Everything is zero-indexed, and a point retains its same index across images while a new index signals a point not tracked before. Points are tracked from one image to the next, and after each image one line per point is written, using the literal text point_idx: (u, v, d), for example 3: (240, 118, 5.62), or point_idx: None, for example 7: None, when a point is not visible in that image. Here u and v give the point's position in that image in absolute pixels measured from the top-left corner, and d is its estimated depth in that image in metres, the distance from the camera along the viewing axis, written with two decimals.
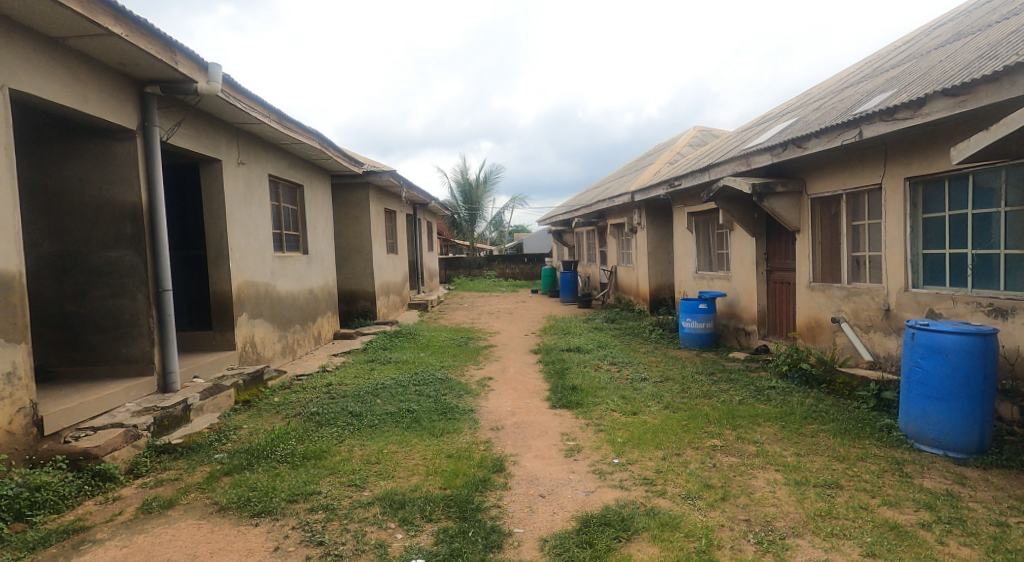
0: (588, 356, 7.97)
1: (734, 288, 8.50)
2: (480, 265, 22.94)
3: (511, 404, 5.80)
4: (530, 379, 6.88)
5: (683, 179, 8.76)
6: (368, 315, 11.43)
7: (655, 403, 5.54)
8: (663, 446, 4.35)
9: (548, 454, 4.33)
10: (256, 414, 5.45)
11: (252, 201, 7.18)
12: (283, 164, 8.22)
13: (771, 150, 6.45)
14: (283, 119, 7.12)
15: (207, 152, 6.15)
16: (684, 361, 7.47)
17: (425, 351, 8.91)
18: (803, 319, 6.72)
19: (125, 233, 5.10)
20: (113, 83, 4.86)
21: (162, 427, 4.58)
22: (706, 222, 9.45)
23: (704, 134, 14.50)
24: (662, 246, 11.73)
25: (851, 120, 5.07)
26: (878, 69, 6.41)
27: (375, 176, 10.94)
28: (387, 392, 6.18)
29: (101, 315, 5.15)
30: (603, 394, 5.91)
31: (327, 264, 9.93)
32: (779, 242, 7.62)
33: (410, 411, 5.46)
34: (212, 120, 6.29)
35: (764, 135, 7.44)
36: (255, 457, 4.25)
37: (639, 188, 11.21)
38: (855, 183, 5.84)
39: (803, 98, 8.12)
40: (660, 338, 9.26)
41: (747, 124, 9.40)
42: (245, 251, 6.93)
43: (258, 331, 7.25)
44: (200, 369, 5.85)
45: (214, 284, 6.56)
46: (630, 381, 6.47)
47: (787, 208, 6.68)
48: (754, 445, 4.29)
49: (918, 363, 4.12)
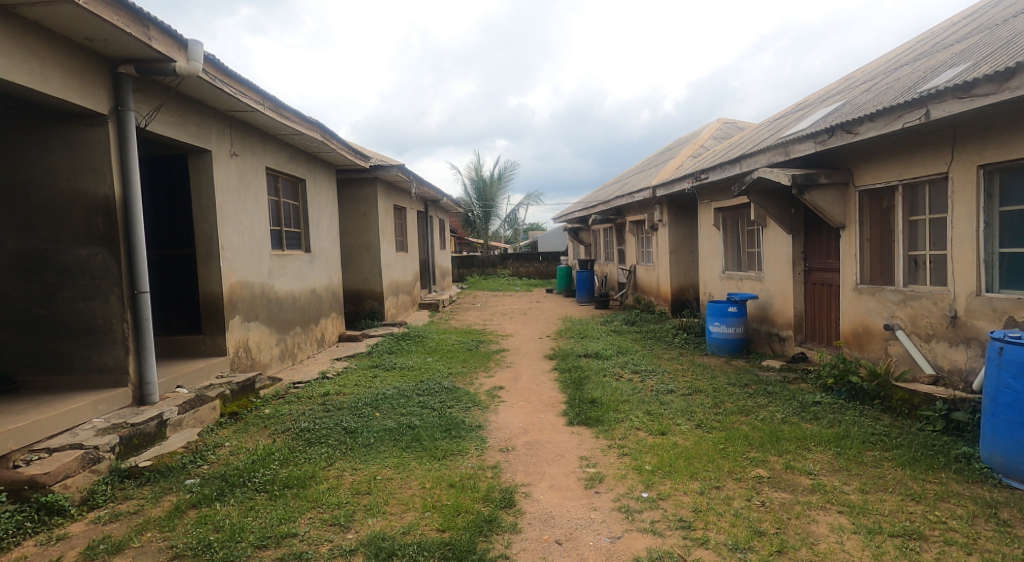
0: (608, 363, 7.37)
1: (767, 289, 7.85)
2: (493, 264, 22.37)
3: (524, 419, 5.22)
4: (544, 390, 6.30)
5: (711, 172, 8.18)
6: (376, 316, 10.93)
7: (686, 421, 4.93)
8: (700, 477, 3.74)
9: (566, 486, 3.73)
10: (242, 429, 4.91)
11: (247, 195, 6.67)
12: (282, 156, 7.70)
13: (815, 137, 5.89)
14: (279, 107, 6.60)
15: (194, 141, 5.63)
16: (714, 371, 6.85)
17: (432, 355, 8.36)
18: (848, 326, 6.14)
19: (96, 229, 4.58)
20: (79, 60, 4.32)
21: (131, 447, 4.03)
22: (734, 218, 8.81)
23: (728, 126, 13.83)
24: (685, 244, 11.07)
25: (917, 99, 4.53)
26: (939, 45, 5.80)
27: (384, 170, 10.37)
28: (388, 403, 5.63)
29: (72, 320, 4.61)
30: (626, 409, 5.32)
31: (333, 262, 9.43)
32: (818, 239, 6.98)
33: (410, 427, 4.90)
34: (199, 106, 5.77)
35: (804, 122, 6.82)
36: (230, 486, 3.69)
37: (661, 181, 10.61)
38: (913, 173, 5.21)
39: (845, 82, 7.49)
40: (684, 343, 8.64)
41: (780, 112, 8.80)
42: (239, 249, 6.43)
43: (254, 335, 6.75)
44: (184, 378, 5.32)
45: (204, 284, 6.04)
46: (656, 393, 5.85)
47: (830, 201, 6.12)
48: (809, 478, 3.67)
49: (1006, 384, 3.49)
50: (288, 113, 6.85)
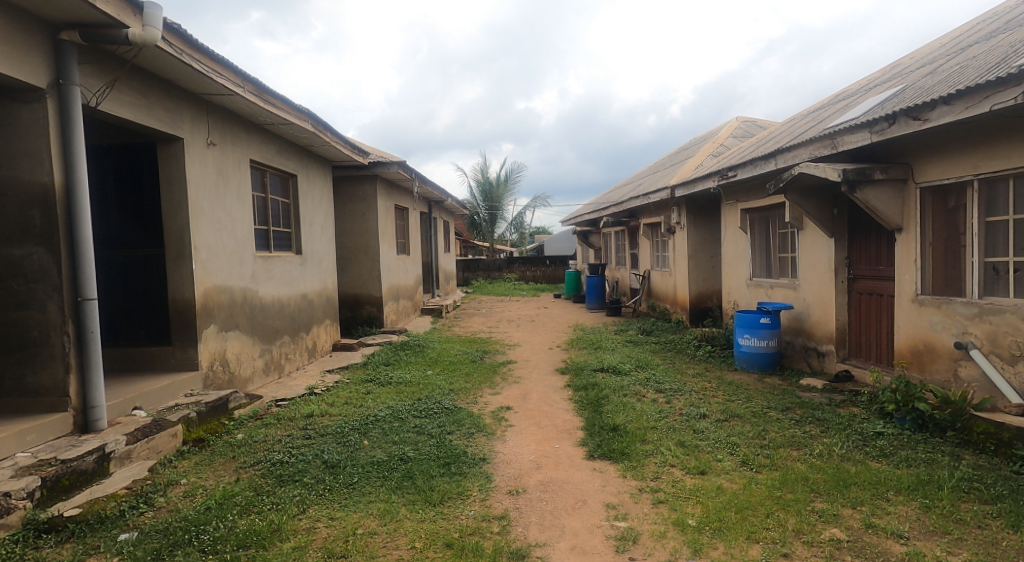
0: (627, 380, 6.61)
1: (803, 299, 7.09)
2: (499, 267, 21.61)
3: (535, 450, 4.48)
4: (558, 412, 5.56)
5: (740, 169, 7.44)
6: (374, 322, 10.20)
7: (728, 457, 4.17)
8: (760, 539, 3.04)
9: (593, 549, 3.06)
10: (205, 461, 4.17)
11: (227, 189, 5.97)
12: (270, 148, 7.00)
13: (870, 126, 5.19)
14: (263, 92, 5.90)
15: (161, 126, 4.94)
16: (749, 392, 6.08)
17: (433, 368, 7.63)
18: (907, 342, 5.44)
19: (33, 224, 3.87)
20: (11, 22, 3.62)
21: (58, 490, 3.31)
22: (764, 219, 8.05)
23: (748, 125, 13.06)
24: (706, 248, 10.30)
25: (1016, 74, 3.89)
26: (1013, 23, 5.11)
27: (383, 168, 9.62)
28: (379, 428, 4.90)
29: (4, 333, 3.90)
30: (655, 439, 4.57)
31: (327, 264, 8.71)
32: (865, 243, 6.24)
33: (403, 461, 4.16)
34: (168, 88, 5.08)
35: (851, 111, 6.10)
36: (171, 546, 2.98)
37: (680, 180, 9.89)
38: (996, 165, 4.57)
39: (893, 70, 6.78)
40: (709, 357, 7.86)
41: (814, 105, 8.09)
42: (216, 249, 5.72)
43: (233, 346, 6.01)
44: (143, 399, 4.60)
45: (174, 289, 5.33)
46: (686, 419, 5.10)
47: (886, 200, 5.44)
48: (900, 544, 2.99)
49: None
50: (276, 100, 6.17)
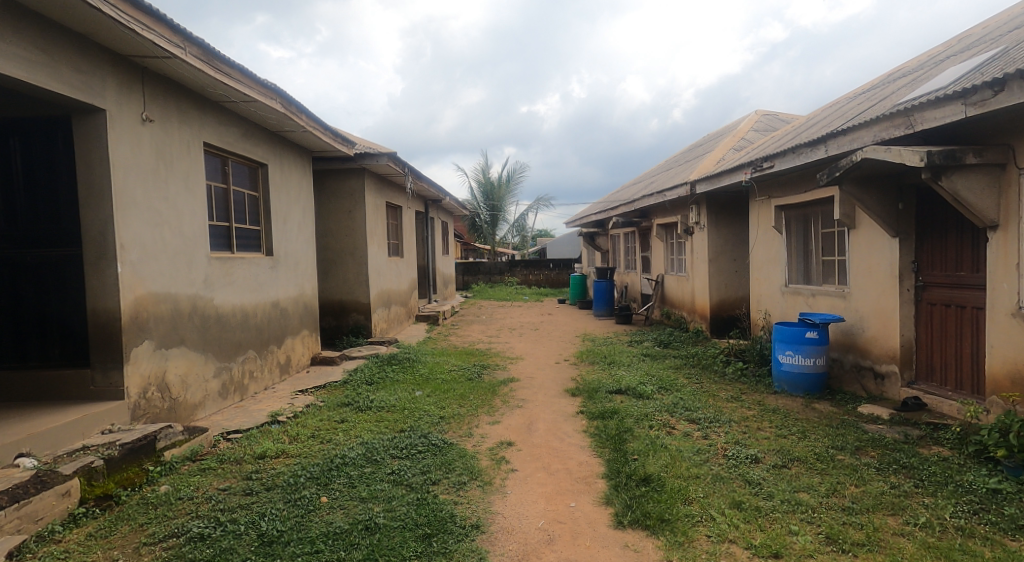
0: (652, 406, 5.54)
1: (855, 310, 6.01)
2: (500, 271, 20.58)
3: (545, 512, 3.41)
4: (571, 451, 4.49)
5: (781, 160, 6.34)
6: (359, 332, 9.12)
7: (806, 528, 3.11)
8: None
9: None
10: (104, 532, 3.15)
11: (170, 176, 4.90)
12: (232, 131, 5.95)
13: (964, 98, 4.13)
14: (216, 59, 4.85)
15: (67, 90, 3.94)
16: (802, 424, 5.00)
17: (422, 388, 6.55)
18: (1006, 366, 4.40)
19: None
20: None
21: None
22: (806, 216, 6.98)
23: (769, 118, 12.01)
24: (728, 250, 9.23)
25: None
26: None
27: (370, 160, 8.55)
28: (346, 478, 3.82)
29: None
30: (702, 496, 3.51)
31: (305, 267, 7.62)
32: (940, 244, 5.16)
33: (369, 533, 3.09)
34: (80, 44, 4.06)
35: (926, 84, 5.00)
36: None
37: (701, 175, 8.82)
38: None
39: (970, 40, 5.67)
40: (742, 376, 6.77)
41: (864, 87, 7.00)
42: (153, 249, 4.67)
43: (177, 365, 4.94)
44: (35, 443, 3.58)
45: (94, 299, 4.28)
46: (735, 464, 4.05)
47: (978, 192, 4.38)
48: None
49: None
50: (234, 71, 5.11)
